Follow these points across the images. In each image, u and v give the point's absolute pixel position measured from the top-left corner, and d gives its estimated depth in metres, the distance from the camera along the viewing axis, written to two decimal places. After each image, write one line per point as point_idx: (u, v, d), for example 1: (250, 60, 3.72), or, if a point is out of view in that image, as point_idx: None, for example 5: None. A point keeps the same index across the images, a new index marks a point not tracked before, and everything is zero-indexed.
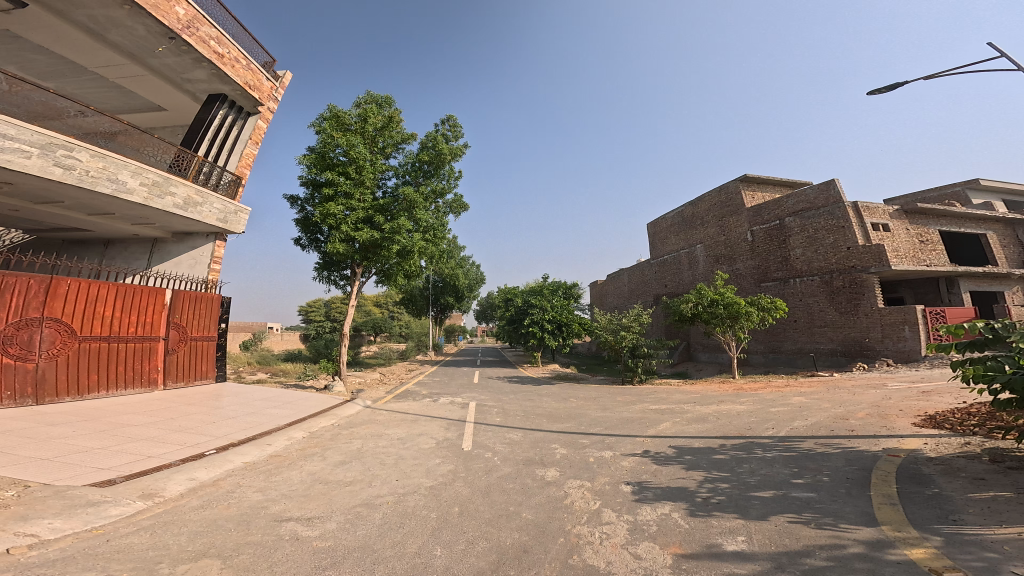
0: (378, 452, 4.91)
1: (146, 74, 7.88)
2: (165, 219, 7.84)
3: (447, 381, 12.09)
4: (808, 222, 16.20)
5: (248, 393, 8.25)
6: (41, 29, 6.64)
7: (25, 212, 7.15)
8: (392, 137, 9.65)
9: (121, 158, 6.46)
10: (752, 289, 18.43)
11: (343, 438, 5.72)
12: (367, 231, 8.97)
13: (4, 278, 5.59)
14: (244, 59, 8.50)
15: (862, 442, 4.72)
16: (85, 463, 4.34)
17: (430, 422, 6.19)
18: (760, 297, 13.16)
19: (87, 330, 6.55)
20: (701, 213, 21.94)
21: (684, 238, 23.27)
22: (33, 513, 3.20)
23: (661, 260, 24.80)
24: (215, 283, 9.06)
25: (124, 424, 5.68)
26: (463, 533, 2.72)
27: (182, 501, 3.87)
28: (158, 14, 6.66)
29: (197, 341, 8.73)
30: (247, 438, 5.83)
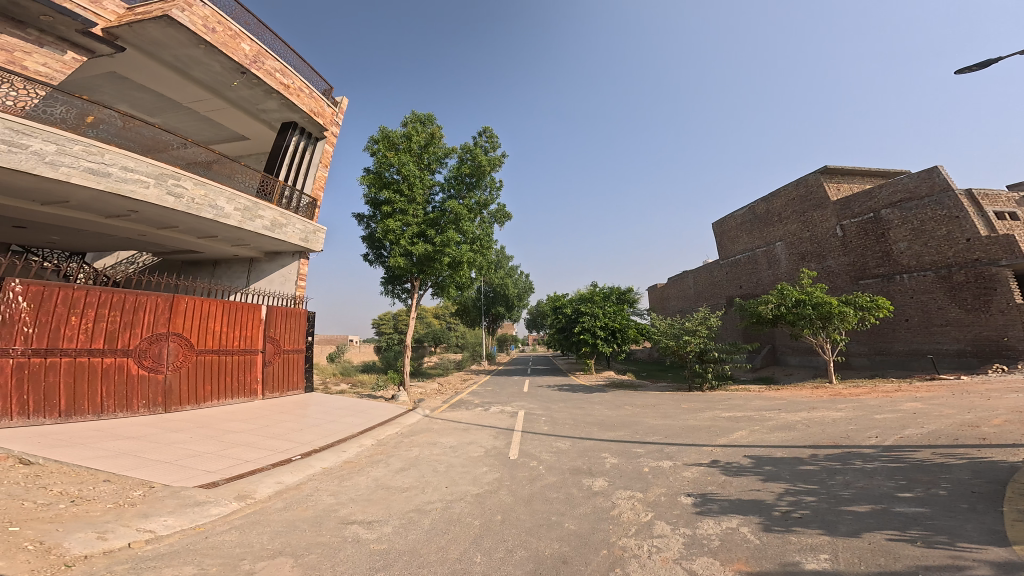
0: (431, 460, 4.99)
1: (227, 106, 9.11)
2: (258, 240, 8.89)
3: (498, 391, 12.01)
4: (910, 214, 14.15)
5: (329, 402, 8.92)
6: (139, 69, 7.88)
7: (153, 236, 8.47)
8: (434, 153, 10.08)
9: (218, 186, 7.47)
10: (848, 288, 16.19)
11: (403, 445, 5.90)
12: (422, 244, 9.41)
13: (142, 299, 6.60)
14: (306, 88, 9.55)
15: (997, 452, 3.82)
16: (195, 465, 4.92)
17: (481, 430, 6.17)
18: (857, 296, 11.65)
19: (201, 343, 7.53)
20: (777, 209, 20.10)
21: (758, 236, 21.39)
22: (153, 510, 3.67)
23: (733, 261, 22.91)
24: (301, 298, 10.06)
25: (228, 430, 6.39)
26: (504, 541, 2.61)
27: (268, 503, 4.20)
28: (228, 51, 7.66)
29: (288, 353, 9.67)
30: (326, 444, 6.26)
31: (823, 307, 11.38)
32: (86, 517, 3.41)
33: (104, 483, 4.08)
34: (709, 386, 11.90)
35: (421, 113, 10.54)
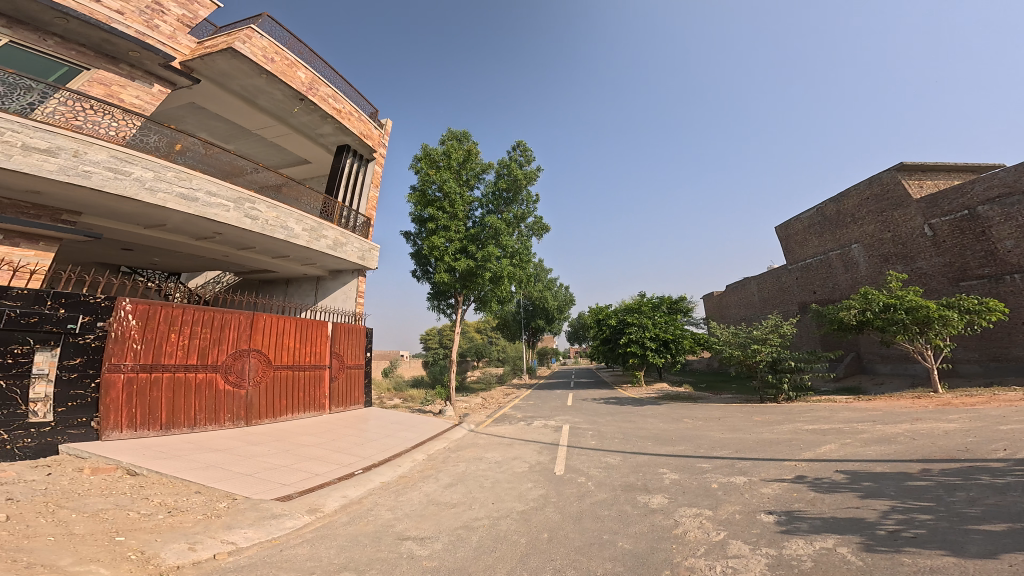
0: (478, 475, 4.92)
1: (289, 130, 10.07)
2: (323, 259, 9.59)
3: (540, 405, 11.70)
4: (1015, 208, 12.29)
5: (386, 417, 9.20)
6: (214, 99, 8.91)
7: (234, 257, 9.37)
8: (472, 169, 10.36)
9: (288, 209, 8.21)
10: (948, 290, 14.10)
11: (452, 460, 5.88)
12: (464, 260, 9.63)
13: (228, 318, 7.28)
14: (355, 111, 10.35)
15: None
16: (272, 478, 5.21)
17: (525, 445, 6.00)
18: (961, 297, 10.17)
19: (277, 359, 8.13)
20: (849, 210, 18.51)
21: (830, 239, 19.73)
22: (236, 522, 3.91)
23: (802, 265, 21.06)
24: (361, 314, 10.61)
25: (302, 443, 6.76)
26: (551, 560, 2.45)
27: (336, 517, 4.35)
28: (286, 79, 8.49)
29: (351, 369, 10.17)
30: (384, 459, 6.41)
31: (920, 311, 10.02)
32: (179, 528, 3.69)
33: (195, 495, 4.42)
34: (785, 398, 10.81)
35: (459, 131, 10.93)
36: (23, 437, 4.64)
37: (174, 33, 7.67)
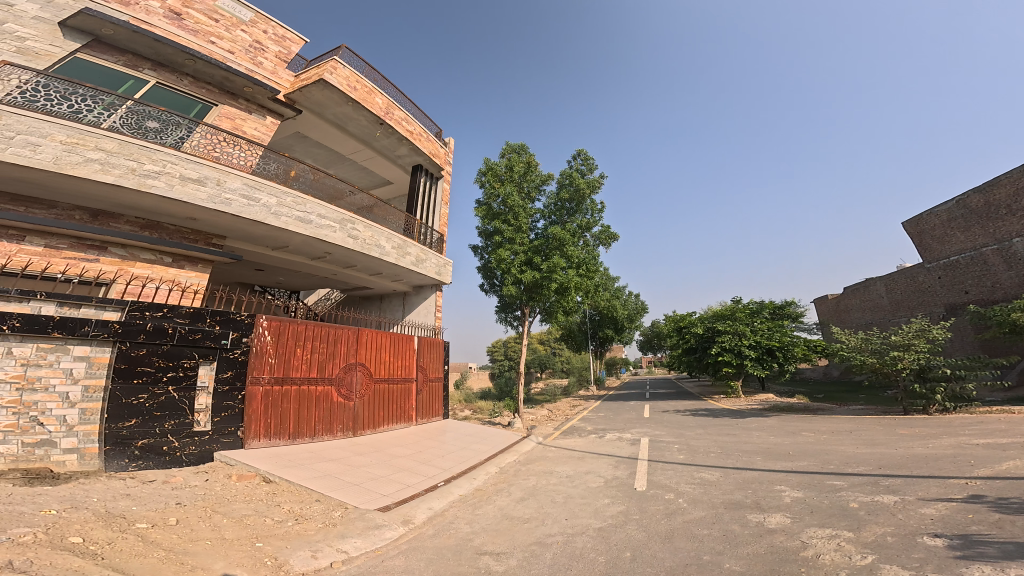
0: (549, 490, 4.89)
1: (373, 153, 11.12)
2: (410, 276, 10.37)
3: (613, 417, 11.05)
4: None
5: (463, 429, 9.36)
6: (313, 128, 10.08)
7: (341, 275, 10.34)
8: (534, 180, 10.41)
9: (382, 229, 8.99)
10: None
11: (523, 473, 5.76)
12: (530, 272, 9.60)
13: (339, 334, 7.97)
14: (425, 133, 11.21)
15: None
16: (375, 489, 5.57)
17: (597, 459, 5.63)
18: None
19: (377, 372, 8.73)
20: (1005, 198, 15.14)
21: (975, 234, 16.25)
22: (348, 532, 4.24)
23: (946, 262, 17.41)
24: (438, 328, 11.13)
25: (396, 454, 7.18)
26: None
27: (424, 529, 4.53)
28: (368, 105, 9.44)
29: (432, 382, 10.63)
30: (463, 470, 6.58)
31: None
32: (304, 535, 4.10)
33: (316, 503, 4.91)
34: (940, 410, 8.80)
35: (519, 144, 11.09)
36: (187, 445, 5.51)
37: (275, 69, 8.87)
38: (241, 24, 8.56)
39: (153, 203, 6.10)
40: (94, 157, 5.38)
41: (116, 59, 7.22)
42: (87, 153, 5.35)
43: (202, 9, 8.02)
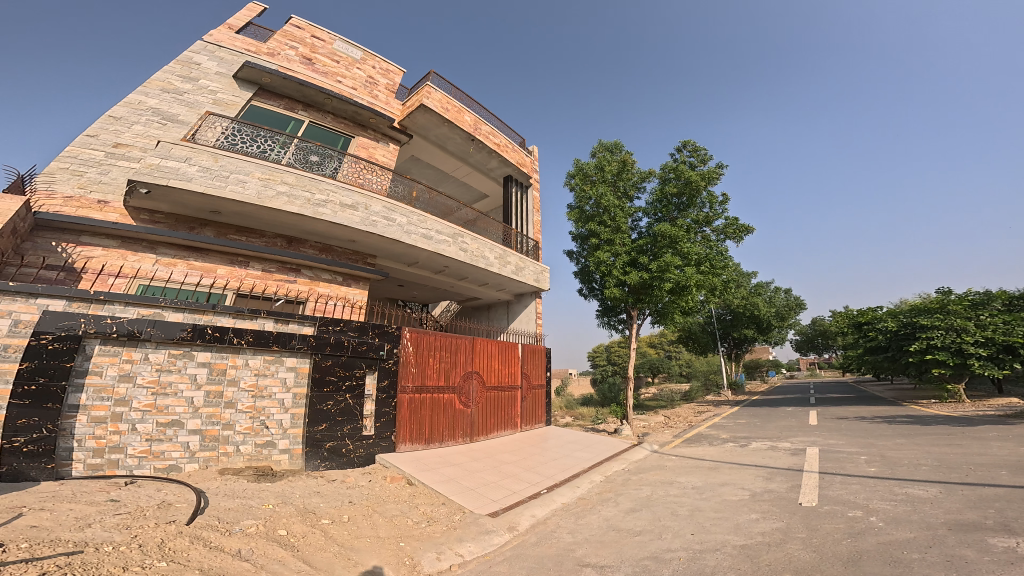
0: (669, 501, 4.70)
1: (469, 168, 12.84)
2: (508, 284, 11.40)
3: (761, 424, 10.32)
4: None
5: (564, 435, 9.31)
6: (422, 151, 12.28)
7: (462, 287, 11.51)
8: (630, 179, 10.20)
9: (487, 242, 10.43)
10: None
11: (632, 483, 5.57)
12: (635, 273, 9.46)
13: (456, 343, 9.25)
14: (511, 145, 12.51)
15: None
16: (485, 493, 6.35)
17: (739, 470, 5.29)
18: None
19: (489, 380, 9.89)
20: None
21: None
22: (464, 535, 5.03)
23: None
24: (540, 335, 11.60)
25: (504, 461, 7.83)
26: None
27: (526, 537, 5.15)
28: (459, 122, 11.07)
29: (535, 389, 11.20)
30: (565, 478, 6.74)
31: None
32: (433, 537, 5.00)
33: (443, 505, 5.97)
34: None
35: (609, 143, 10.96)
36: (358, 447, 7.08)
37: (387, 99, 11.63)
38: (355, 61, 11.48)
39: (324, 227, 8.13)
40: (282, 190, 7.37)
41: (280, 104, 9.79)
42: (278, 188, 7.35)
43: (325, 53, 10.97)
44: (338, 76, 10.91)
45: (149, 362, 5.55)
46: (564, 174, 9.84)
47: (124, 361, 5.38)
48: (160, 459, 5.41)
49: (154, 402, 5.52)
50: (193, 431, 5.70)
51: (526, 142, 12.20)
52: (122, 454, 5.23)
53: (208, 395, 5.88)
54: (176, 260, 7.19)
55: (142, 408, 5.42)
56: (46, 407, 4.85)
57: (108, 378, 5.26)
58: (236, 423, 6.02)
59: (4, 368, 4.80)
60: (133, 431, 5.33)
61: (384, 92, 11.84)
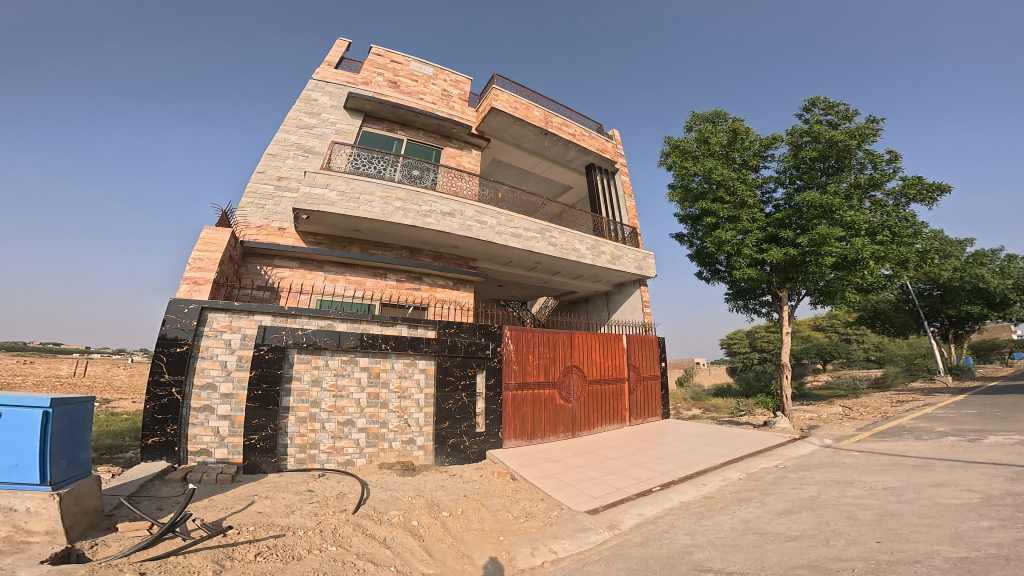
0: (845, 504, 4.19)
1: (547, 163, 12.91)
2: (607, 275, 11.26)
3: (995, 418, 8.64)
4: None
5: (687, 430, 8.71)
6: (501, 152, 12.70)
7: (554, 281, 11.73)
8: (748, 148, 9.47)
9: (577, 233, 10.33)
10: None
11: (786, 484, 5.04)
12: (776, 250, 8.87)
13: (557, 338, 9.54)
14: (588, 132, 12.23)
15: None
16: (585, 490, 6.57)
17: (963, 471, 4.57)
18: None
19: (590, 374, 9.79)
20: None
21: None
22: (561, 532, 5.35)
23: None
24: (649, 324, 11.15)
25: (607, 456, 7.77)
26: None
27: (630, 535, 5.17)
28: (529, 119, 11.20)
29: (648, 380, 10.86)
30: (686, 475, 6.38)
31: None
32: (529, 532, 5.47)
33: (541, 501, 6.39)
34: None
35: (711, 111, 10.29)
36: (472, 444, 8.21)
37: (462, 108, 12.09)
38: (430, 77, 12.10)
39: (433, 236, 9.45)
40: (398, 206, 8.82)
41: (383, 127, 11.07)
42: (395, 203, 8.80)
43: (405, 74, 11.70)
44: (420, 94, 11.58)
45: (329, 368, 7.52)
46: (663, 156, 9.58)
47: (313, 367, 7.41)
48: (340, 454, 7.32)
49: (335, 403, 7.48)
50: (361, 429, 7.56)
51: (603, 126, 11.79)
52: (317, 449, 7.21)
53: (370, 397, 7.72)
54: (338, 276, 9.48)
55: (327, 409, 7.38)
56: (266, 407, 6.88)
57: (305, 382, 7.31)
58: (389, 422, 7.77)
59: (241, 376, 6.93)
60: (323, 429, 7.29)
61: (459, 102, 12.31)
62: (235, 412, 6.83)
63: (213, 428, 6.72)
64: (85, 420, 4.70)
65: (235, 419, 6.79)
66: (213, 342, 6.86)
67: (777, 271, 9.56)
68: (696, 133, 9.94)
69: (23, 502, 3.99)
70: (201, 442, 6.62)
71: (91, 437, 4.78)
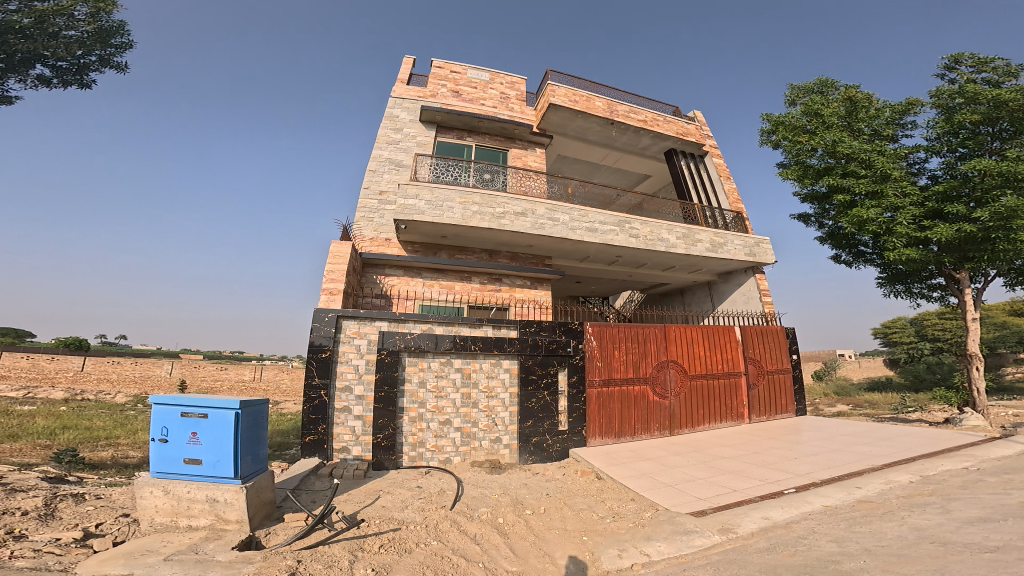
0: None
1: (616, 153, 12.54)
2: (707, 263, 10.68)
3: None
4: None
5: (828, 428, 7.94)
6: (567, 147, 12.54)
7: (639, 274, 11.48)
8: (874, 116, 9.33)
9: (660, 222, 9.90)
10: None
11: (974, 494, 4.46)
12: (947, 227, 8.13)
13: (649, 334, 9.19)
14: (661, 116, 11.69)
15: None
16: (688, 491, 6.26)
17: None
18: None
19: (691, 368, 9.32)
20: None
21: None
22: (654, 534, 5.10)
23: None
24: (770, 313, 10.39)
25: (718, 455, 7.36)
26: None
27: (751, 540, 4.80)
28: (592, 111, 10.96)
29: (773, 375, 10.10)
30: (831, 478, 5.85)
31: None
32: (616, 533, 5.28)
33: (631, 501, 6.12)
34: None
35: (816, 83, 10.47)
36: (555, 442, 8.18)
37: (522, 108, 12.04)
38: (488, 83, 12.21)
39: (507, 236, 9.48)
40: (475, 209, 8.97)
41: (453, 135, 11.40)
42: (472, 207, 8.97)
43: (466, 82, 11.90)
44: (481, 100, 11.70)
45: (431, 369, 8.00)
46: (772, 132, 9.86)
47: (419, 369, 7.93)
48: (441, 453, 7.72)
49: (436, 403, 7.90)
50: (457, 428, 7.87)
51: (679, 109, 11.21)
52: (424, 448, 7.68)
53: (463, 397, 8.01)
54: (434, 281, 10.08)
55: (431, 409, 7.85)
56: (387, 407, 7.59)
57: (414, 384, 7.85)
58: (479, 421, 7.98)
59: (369, 378, 7.73)
60: (428, 429, 7.77)
61: (517, 103, 12.26)
62: (366, 412, 7.62)
63: (350, 427, 7.55)
64: (259, 422, 5.93)
65: (366, 420, 7.58)
66: (347, 346, 7.76)
67: (950, 251, 8.61)
68: (803, 107, 10.13)
69: (223, 493, 5.19)
70: (342, 440, 7.50)
71: (264, 435, 6.04)
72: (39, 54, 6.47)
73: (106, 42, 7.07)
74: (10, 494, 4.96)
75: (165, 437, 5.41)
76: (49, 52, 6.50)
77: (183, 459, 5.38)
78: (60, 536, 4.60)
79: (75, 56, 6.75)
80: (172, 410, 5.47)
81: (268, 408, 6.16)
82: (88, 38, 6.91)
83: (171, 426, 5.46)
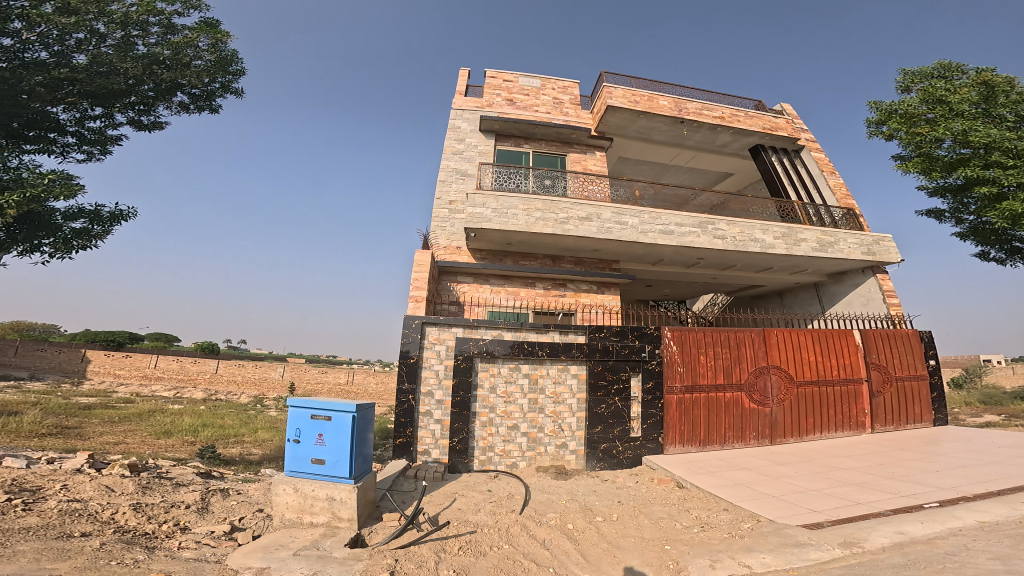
0: None
1: (684, 151, 12.26)
2: (813, 262, 10.17)
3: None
4: None
5: (983, 439, 7.31)
6: (629, 148, 12.39)
7: (724, 276, 11.15)
8: (1012, 102, 9.51)
9: (751, 222, 9.54)
10: None
11: None
12: None
13: (745, 339, 8.84)
14: (743, 112, 11.31)
15: None
16: (799, 503, 5.91)
17: None
18: None
19: (798, 375, 8.90)
20: None
21: None
22: (756, 546, 4.76)
23: None
24: (898, 316, 9.77)
25: (833, 467, 6.97)
26: None
27: (883, 556, 4.40)
28: (655, 109, 10.80)
29: (901, 381, 9.41)
30: (986, 493, 5.38)
31: None
32: (708, 544, 5.00)
33: (725, 511, 5.83)
34: None
35: (937, 70, 10.76)
36: (626, 449, 8.02)
37: (578, 111, 11.98)
38: (539, 89, 12.26)
39: (575, 242, 9.43)
40: (538, 216, 9.01)
41: (511, 143, 11.56)
42: (535, 214, 9.00)
43: (518, 90, 12.02)
44: (535, 106, 11.75)
45: (501, 375, 8.04)
46: (887, 124, 10.38)
47: (490, 375, 7.99)
48: (508, 457, 7.75)
49: (504, 408, 7.93)
50: (523, 433, 7.88)
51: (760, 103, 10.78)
52: (492, 453, 7.74)
53: (530, 402, 8.00)
54: (500, 288, 10.17)
55: (500, 414, 7.89)
56: (462, 411, 7.72)
57: (486, 390, 7.92)
58: (545, 426, 7.95)
59: (447, 382, 7.86)
60: (497, 433, 7.82)
61: (571, 107, 12.21)
62: (444, 416, 7.76)
63: (431, 430, 7.69)
64: (368, 424, 6.09)
65: (443, 424, 7.71)
66: (429, 352, 7.93)
67: None
68: (923, 94, 10.45)
69: (338, 492, 5.41)
70: (423, 442, 7.66)
71: (372, 437, 6.19)
72: (179, 82, 7.12)
73: (225, 69, 7.69)
74: (176, 488, 5.52)
75: (298, 438, 5.71)
76: (186, 80, 7.16)
77: (310, 459, 5.65)
78: (215, 529, 4.93)
79: (204, 84, 7.42)
80: (303, 412, 5.75)
81: (373, 413, 6.26)
82: (212, 67, 7.54)
83: (302, 427, 5.75)
